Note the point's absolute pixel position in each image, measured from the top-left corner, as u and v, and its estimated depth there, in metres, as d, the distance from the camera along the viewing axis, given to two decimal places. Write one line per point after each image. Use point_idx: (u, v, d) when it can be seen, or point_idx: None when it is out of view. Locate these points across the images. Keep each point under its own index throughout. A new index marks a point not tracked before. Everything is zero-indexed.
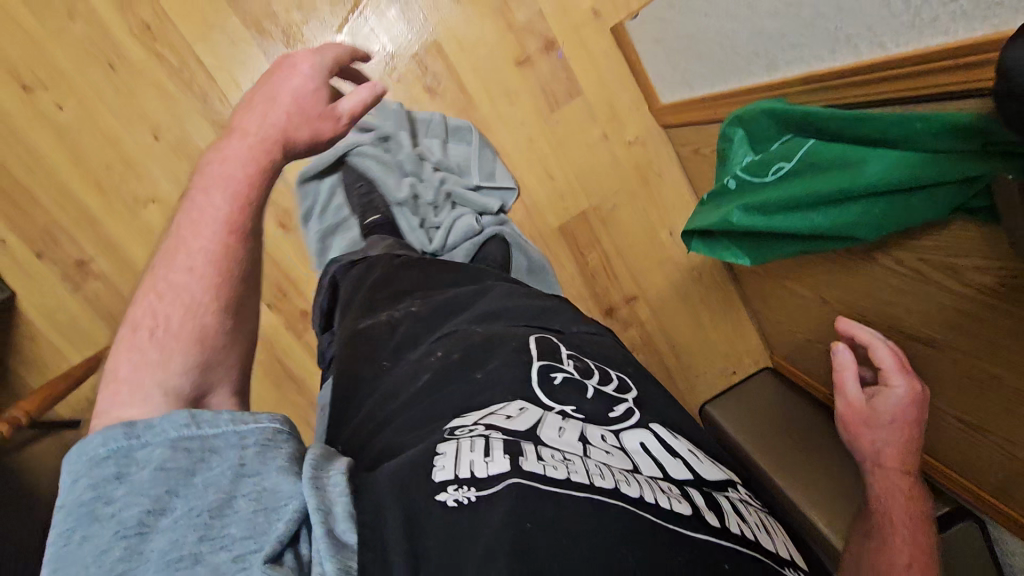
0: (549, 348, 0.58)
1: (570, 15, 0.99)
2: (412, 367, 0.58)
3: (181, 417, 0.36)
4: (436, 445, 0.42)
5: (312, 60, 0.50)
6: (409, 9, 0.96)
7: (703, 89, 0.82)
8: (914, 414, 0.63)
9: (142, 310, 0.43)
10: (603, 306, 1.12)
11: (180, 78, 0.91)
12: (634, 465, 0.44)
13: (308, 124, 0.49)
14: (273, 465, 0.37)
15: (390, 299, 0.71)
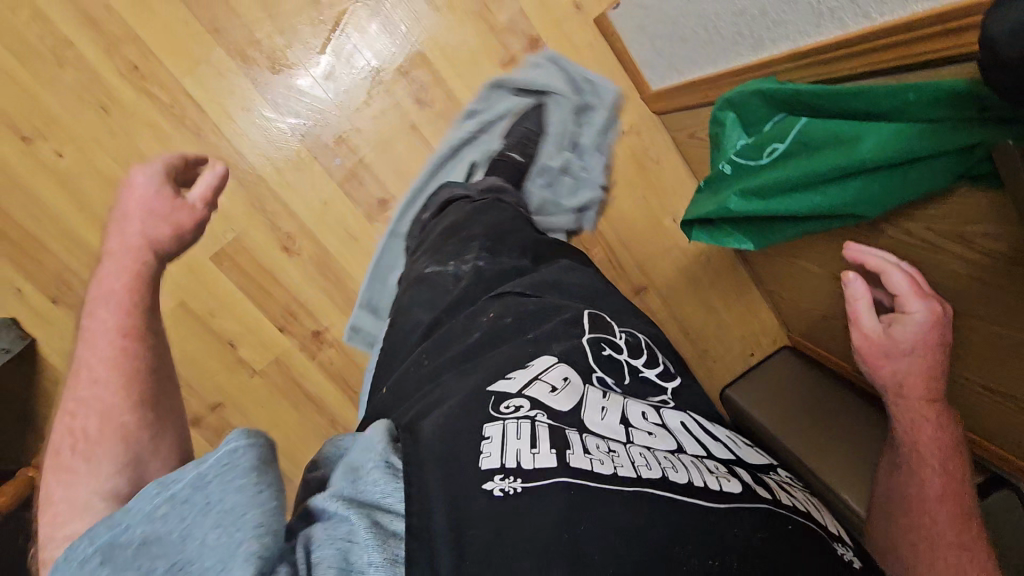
0: (602, 323, 0.61)
1: (551, 11, 0.98)
2: (466, 323, 0.62)
3: (151, 487, 0.32)
4: (482, 424, 0.43)
5: (143, 167, 0.49)
6: (389, 23, 0.95)
7: (691, 74, 0.81)
8: (938, 339, 0.56)
9: (62, 424, 0.40)
10: None
11: (173, 114, 0.92)
12: (677, 445, 0.46)
13: (164, 222, 0.48)
14: (240, 490, 0.32)
15: (459, 245, 0.73)
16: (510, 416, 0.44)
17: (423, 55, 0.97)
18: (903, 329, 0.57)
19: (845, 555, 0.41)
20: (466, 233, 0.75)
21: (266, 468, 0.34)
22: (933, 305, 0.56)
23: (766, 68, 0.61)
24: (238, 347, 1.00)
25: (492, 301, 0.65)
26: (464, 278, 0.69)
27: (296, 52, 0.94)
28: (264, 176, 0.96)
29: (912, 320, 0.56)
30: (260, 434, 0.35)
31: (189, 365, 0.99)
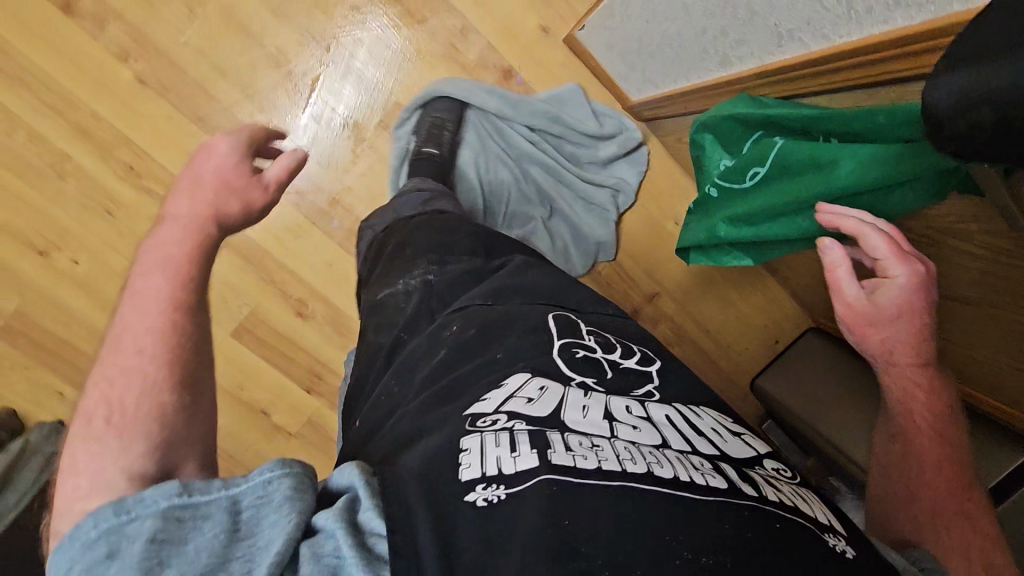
0: (567, 324, 0.58)
1: (519, 39, 0.97)
2: (429, 341, 0.59)
3: (174, 485, 0.33)
4: (459, 439, 0.41)
5: (228, 139, 0.53)
6: (363, 81, 0.96)
7: (664, 88, 0.80)
8: (924, 299, 0.51)
9: (92, 400, 0.41)
10: (627, 309, 1.11)
11: None
12: (663, 439, 0.43)
13: (235, 195, 0.52)
14: (269, 525, 0.34)
15: (407, 262, 0.70)
16: (489, 429, 0.42)
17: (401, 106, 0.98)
18: (887, 293, 0.51)
19: (837, 547, 0.37)
20: (413, 249, 0.72)
21: (301, 500, 0.35)
22: (916, 264, 0.50)
23: (736, 86, 0.60)
24: (272, 414, 1.04)
25: (450, 318, 0.62)
26: (412, 289, 0.67)
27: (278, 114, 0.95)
28: (268, 249, 0.99)
29: (897, 285, 0.50)
30: (298, 464, 0.37)
31: (229, 439, 1.03)
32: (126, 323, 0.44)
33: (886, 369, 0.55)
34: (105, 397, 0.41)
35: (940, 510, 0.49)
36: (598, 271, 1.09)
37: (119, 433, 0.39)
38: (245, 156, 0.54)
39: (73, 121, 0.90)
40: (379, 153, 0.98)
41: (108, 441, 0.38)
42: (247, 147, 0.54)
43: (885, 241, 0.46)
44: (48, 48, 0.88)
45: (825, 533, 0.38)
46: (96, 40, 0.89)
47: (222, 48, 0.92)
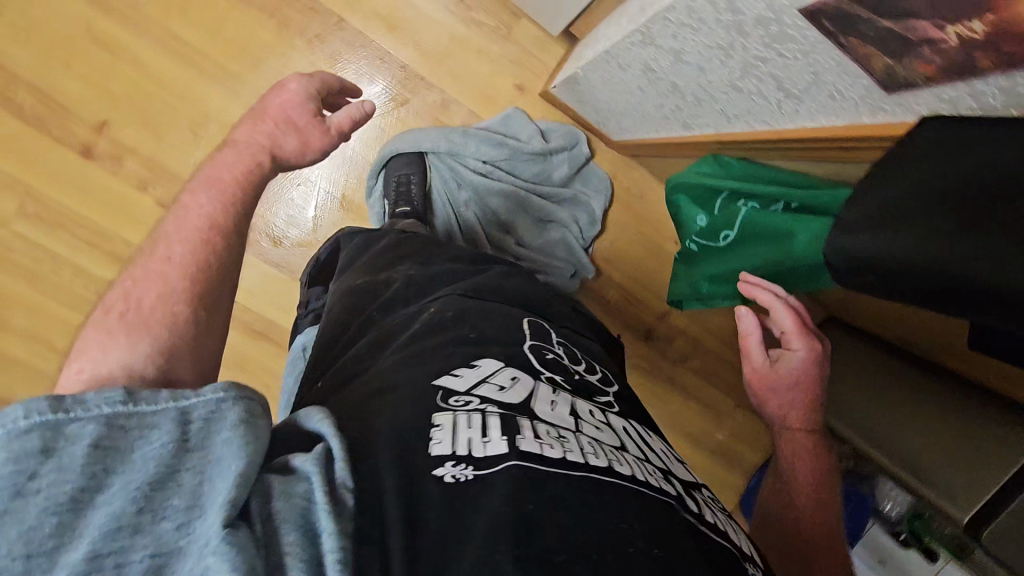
0: (540, 331, 0.64)
1: (497, 101, 1.02)
2: (409, 317, 0.65)
3: (118, 394, 0.33)
4: (431, 414, 0.45)
5: (299, 80, 0.60)
6: (359, 168, 1.03)
7: (631, 141, 0.88)
8: (816, 374, 0.67)
9: (115, 293, 0.45)
10: (641, 331, 1.16)
11: None
12: (620, 442, 0.51)
13: (296, 133, 0.58)
14: (221, 434, 0.34)
15: (389, 262, 0.77)
16: (461, 408, 0.46)
17: None
18: (787, 362, 0.68)
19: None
20: (405, 254, 0.78)
21: (255, 421, 0.35)
22: (812, 343, 0.67)
23: (698, 147, 0.63)
24: None
25: (428, 305, 0.66)
26: (396, 276, 0.73)
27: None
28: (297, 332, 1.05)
29: (803, 356, 0.67)
30: (250, 388, 0.37)
31: None
32: (161, 237, 0.49)
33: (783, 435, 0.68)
34: (128, 294, 0.45)
35: (809, 545, 0.60)
36: (608, 300, 1.13)
37: (127, 331, 0.43)
38: (314, 95, 0.60)
39: (106, 250, 0.98)
40: None
41: (117, 337, 0.42)
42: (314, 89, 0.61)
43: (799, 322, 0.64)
44: (73, 190, 0.95)
45: (746, 560, 0.46)
46: (116, 176, 0.96)
47: None
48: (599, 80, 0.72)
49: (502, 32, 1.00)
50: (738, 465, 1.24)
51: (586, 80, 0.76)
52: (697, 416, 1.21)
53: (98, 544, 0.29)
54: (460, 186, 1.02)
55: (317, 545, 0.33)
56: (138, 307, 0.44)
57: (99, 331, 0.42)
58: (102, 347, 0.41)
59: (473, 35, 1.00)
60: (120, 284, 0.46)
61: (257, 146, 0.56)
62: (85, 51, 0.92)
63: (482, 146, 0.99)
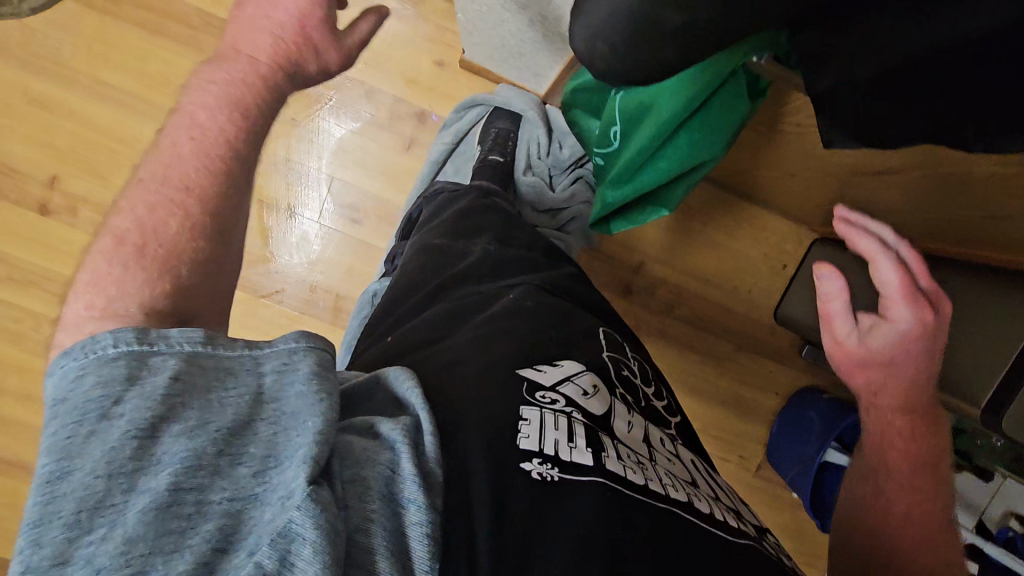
0: (615, 341, 0.65)
1: (421, 82, 1.02)
2: (487, 296, 0.66)
3: (199, 335, 0.35)
4: (519, 406, 0.46)
5: None
6: (313, 182, 1.02)
7: (552, 74, 0.89)
8: (918, 350, 0.69)
9: (125, 220, 0.43)
10: (620, 289, 1.11)
11: None
12: (692, 477, 0.55)
13: (314, 52, 0.50)
14: (294, 389, 0.35)
15: (470, 231, 0.77)
16: (547, 406, 0.48)
17: (359, 188, 1.03)
18: (878, 336, 0.72)
19: None
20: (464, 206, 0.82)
21: (325, 375, 0.36)
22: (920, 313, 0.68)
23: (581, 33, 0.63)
24: None
25: (507, 289, 0.67)
26: (468, 250, 0.74)
27: (340, 95, 1.01)
28: None
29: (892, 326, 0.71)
30: (321, 342, 0.38)
31: None
32: (170, 160, 0.45)
33: (871, 411, 0.74)
34: (141, 223, 0.43)
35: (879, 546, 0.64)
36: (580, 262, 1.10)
37: (126, 266, 0.41)
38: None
39: None
40: (344, 237, 1.03)
41: (131, 271, 0.41)
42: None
43: (893, 272, 0.71)
44: (35, 248, 0.99)
45: None
46: (74, 227, 0.99)
47: None
48: (479, 16, 0.77)
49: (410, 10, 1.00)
50: (756, 412, 1.16)
51: (476, 15, 0.77)
52: (701, 368, 1.14)
53: (179, 476, 0.30)
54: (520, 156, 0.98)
55: (400, 513, 0.35)
56: (157, 240, 0.43)
57: (110, 259, 0.41)
58: (117, 280, 0.41)
59: (388, 23, 1.00)
60: (125, 206, 0.44)
61: (278, 55, 0.48)
62: (28, 114, 0.97)
63: (569, 145, 0.97)
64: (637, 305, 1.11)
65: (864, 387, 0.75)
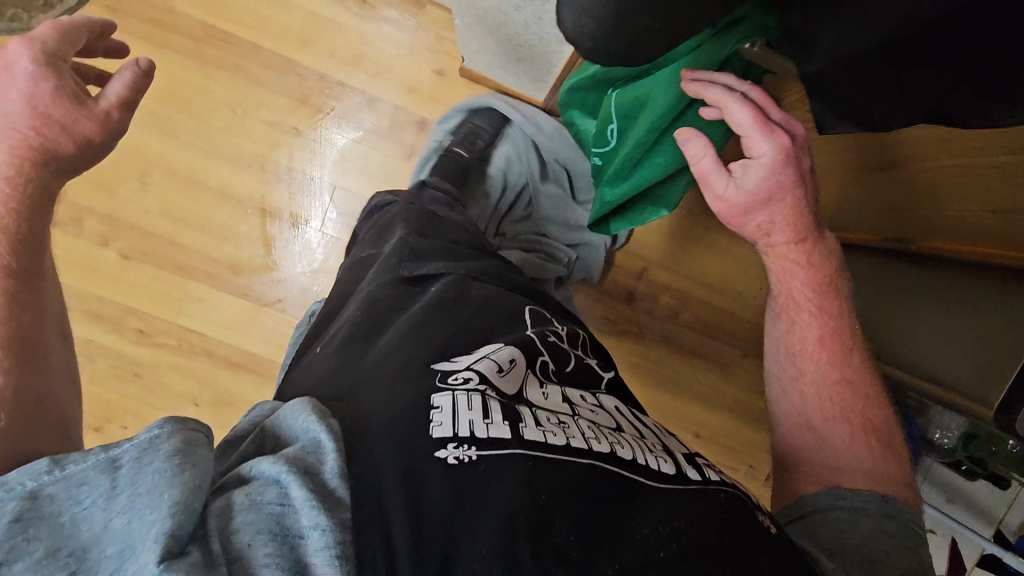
0: (540, 317, 0.70)
1: (421, 91, 1.02)
2: (402, 296, 0.67)
3: (42, 466, 0.35)
4: (429, 397, 0.49)
5: (28, 53, 0.45)
6: (317, 191, 1.02)
7: (553, 80, 0.87)
8: (788, 174, 0.57)
9: None
10: (623, 295, 1.10)
11: (185, 348, 1.03)
12: (615, 423, 0.57)
13: (63, 130, 0.46)
14: (150, 474, 0.35)
15: (388, 231, 0.80)
16: (459, 388, 0.51)
17: (359, 196, 1.03)
18: (753, 177, 0.58)
19: (765, 523, 0.50)
20: (391, 218, 0.81)
21: (186, 455, 0.37)
22: (780, 139, 0.55)
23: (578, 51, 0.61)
24: None
25: (427, 283, 0.70)
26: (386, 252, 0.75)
27: (343, 106, 1.01)
28: (277, 358, 1.04)
29: (758, 165, 0.57)
30: (185, 422, 0.39)
31: None
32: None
33: (770, 249, 0.64)
34: None
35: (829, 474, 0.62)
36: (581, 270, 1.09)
37: None
38: (55, 64, 0.46)
39: (82, 310, 1.01)
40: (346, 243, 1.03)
41: None
42: (53, 58, 0.47)
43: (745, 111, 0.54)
44: None
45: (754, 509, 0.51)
46: (78, 238, 1.00)
47: (176, 205, 1.02)
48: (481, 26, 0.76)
49: (408, 21, 1.00)
50: (761, 419, 1.13)
51: (474, 21, 0.76)
52: (707, 375, 1.13)
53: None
54: (521, 164, 1.00)
55: (296, 547, 0.37)
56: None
57: None
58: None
59: (393, 35, 1.00)
60: None
61: (19, 149, 0.45)
62: None
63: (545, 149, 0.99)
64: (639, 311, 1.10)
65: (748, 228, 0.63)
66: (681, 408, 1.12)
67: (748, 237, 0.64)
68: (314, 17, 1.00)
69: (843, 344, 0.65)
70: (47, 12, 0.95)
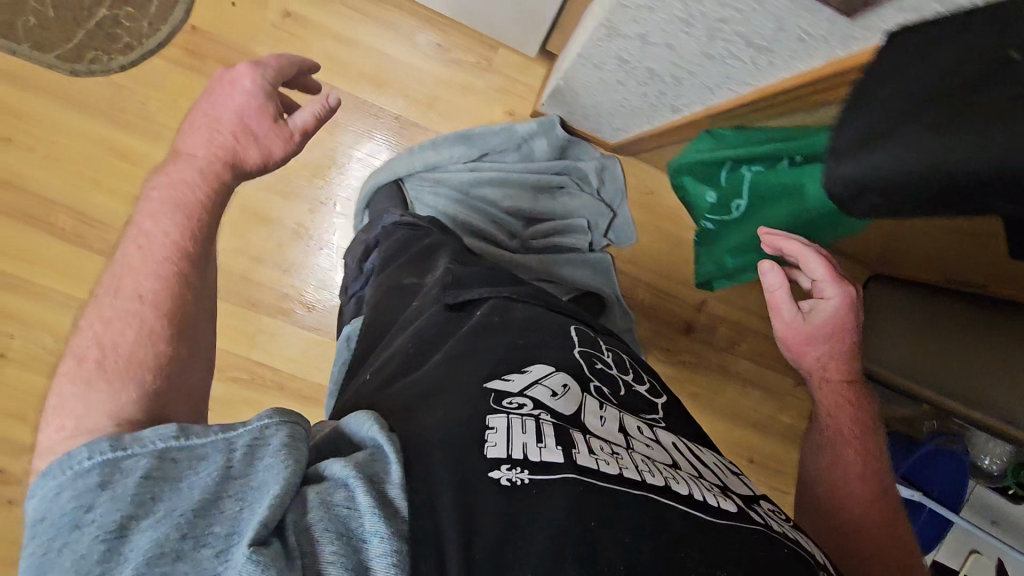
0: (587, 338, 0.69)
1: None
2: (449, 318, 0.68)
3: (172, 430, 0.39)
4: (484, 416, 0.50)
5: (251, 75, 0.59)
6: None
7: (627, 137, 0.90)
8: (848, 316, 0.74)
9: (87, 339, 0.47)
10: (682, 327, 1.13)
11: (257, 382, 1.06)
12: (672, 459, 0.55)
13: (256, 143, 0.58)
14: (262, 462, 0.39)
15: (425, 262, 0.81)
16: (514, 412, 0.51)
17: None
18: (820, 313, 0.75)
19: None
20: (434, 245, 0.84)
21: (294, 448, 0.41)
22: (844, 291, 0.73)
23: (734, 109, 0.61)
24: None
25: (471, 309, 0.70)
26: (429, 286, 0.76)
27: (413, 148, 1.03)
28: None
29: (827, 305, 0.74)
30: (293, 416, 0.43)
31: None
32: (123, 272, 0.51)
33: (822, 384, 0.78)
34: (99, 340, 0.47)
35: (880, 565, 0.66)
36: (641, 302, 1.12)
37: (98, 381, 0.44)
38: (267, 89, 0.59)
39: None
40: None
41: (98, 385, 0.44)
42: (268, 82, 0.60)
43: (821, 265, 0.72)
44: None
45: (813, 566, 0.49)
46: None
47: (252, 243, 1.04)
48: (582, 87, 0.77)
49: (483, 65, 1.03)
50: None
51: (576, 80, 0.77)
52: (760, 402, 1.16)
53: (142, 566, 0.33)
54: (459, 194, 0.99)
55: (360, 550, 0.37)
56: (115, 354, 0.46)
57: (74, 377, 0.45)
58: (81, 398, 0.43)
59: (468, 77, 1.03)
60: (85, 324, 0.48)
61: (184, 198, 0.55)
62: (110, 167, 0.99)
63: (457, 158, 1.00)
64: (698, 342, 1.14)
65: (809, 359, 0.78)
66: (735, 435, 1.16)
67: (805, 368, 0.79)
68: (391, 60, 1.01)
69: (872, 445, 0.74)
70: (128, 54, 0.96)
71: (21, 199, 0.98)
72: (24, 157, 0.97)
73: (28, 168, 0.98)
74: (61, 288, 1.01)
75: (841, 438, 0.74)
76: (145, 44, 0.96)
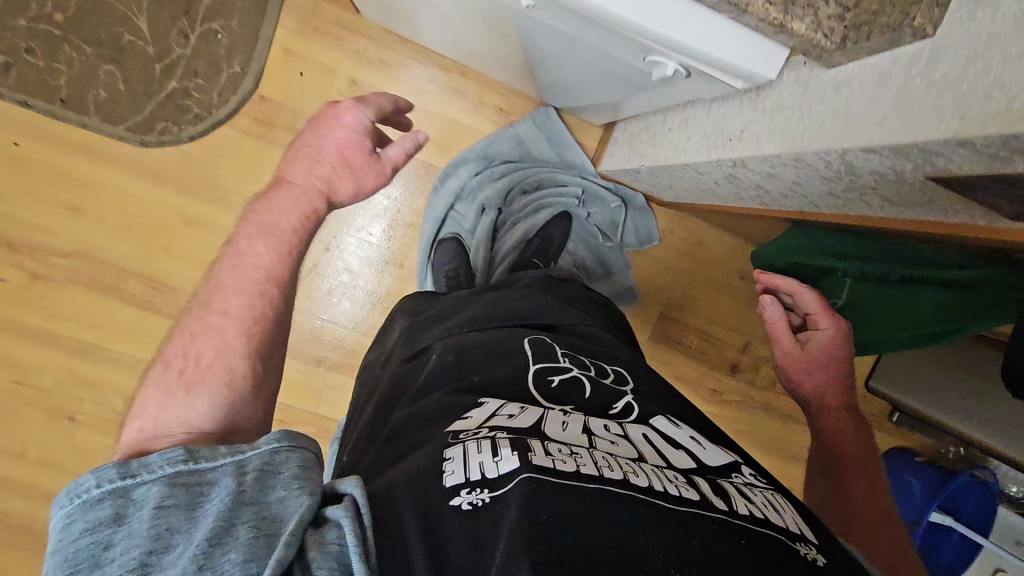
0: (543, 348, 0.61)
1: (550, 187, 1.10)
2: (414, 367, 0.62)
3: (179, 454, 0.37)
4: (443, 450, 0.44)
5: (353, 109, 0.57)
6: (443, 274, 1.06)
7: (694, 200, 0.94)
8: (841, 348, 0.79)
9: (175, 348, 0.47)
10: (726, 367, 1.19)
11: (323, 436, 1.09)
12: (640, 453, 0.47)
13: (352, 175, 0.57)
14: (275, 491, 0.38)
15: (389, 328, 0.77)
16: (473, 437, 0.46)
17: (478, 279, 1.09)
18: (816, 343, 0.80)
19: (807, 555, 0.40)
20: (394, 313, 0.79)
21: (305, 476, 0.40)
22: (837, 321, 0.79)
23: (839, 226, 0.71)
24: None
25: (425, 353, 0.64)
26: (391, 348, 0.71)
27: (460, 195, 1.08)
28: None
29: (822, 334, 0.80)
30: (297, 440, 0.42)
31: None
32: (218, 282, 0.51)
33: (821, 412, 0.77)
34: (186, 349, 0.47)
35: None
36: (688, 345, 1.17)
37: (187, 389, 0.45)
38: (369, 126, 0.58)
39: None
40: None
41: (177, 394, 0.44)
42: (369, 121, 0.58)
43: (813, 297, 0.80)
44: None
45: (795, 542, 0.41)
46: None
47: (318, 303, 1.06)
48: (671, 179, 0.84)
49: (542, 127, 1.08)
50: None
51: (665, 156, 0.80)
52: (798, 434, 1.23)
53: None
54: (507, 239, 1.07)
55: None
56: (196, 364, 0.46)
57: (158, 385, 0.45)
58: (157, 402, 0.44)
59: (527, 139, 1.08)
60: (177, 334, 0.48)
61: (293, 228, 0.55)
62: (177, 233, 1.00)
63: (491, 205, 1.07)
64: (742, 380, 1.20)
65: (806, 385, 0.79)
66: (777, 468, 1.22)
67: (804, 399, 0.79)
68: (456, 124, 1.05)
69: (873, 468, 0.70)
70: (199, 124, 0.98)
71: (90, 266, 0.98)
72: (93, 226, 0.98)
73: (98, 235, 0.98)
74: (125, 352, 1.01)
75: (843, 462, 0.70)
76: (215, 113, 0.98)
